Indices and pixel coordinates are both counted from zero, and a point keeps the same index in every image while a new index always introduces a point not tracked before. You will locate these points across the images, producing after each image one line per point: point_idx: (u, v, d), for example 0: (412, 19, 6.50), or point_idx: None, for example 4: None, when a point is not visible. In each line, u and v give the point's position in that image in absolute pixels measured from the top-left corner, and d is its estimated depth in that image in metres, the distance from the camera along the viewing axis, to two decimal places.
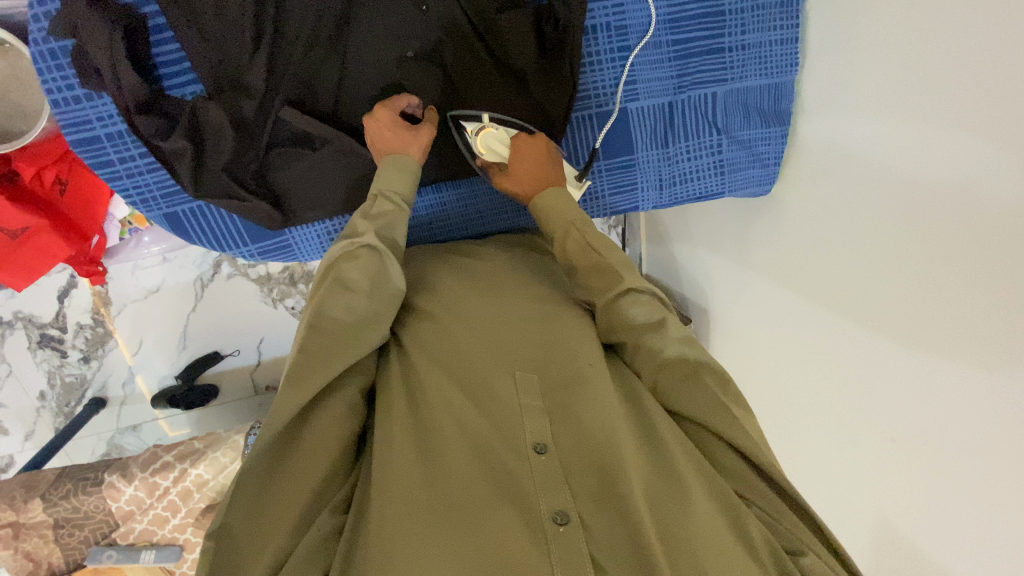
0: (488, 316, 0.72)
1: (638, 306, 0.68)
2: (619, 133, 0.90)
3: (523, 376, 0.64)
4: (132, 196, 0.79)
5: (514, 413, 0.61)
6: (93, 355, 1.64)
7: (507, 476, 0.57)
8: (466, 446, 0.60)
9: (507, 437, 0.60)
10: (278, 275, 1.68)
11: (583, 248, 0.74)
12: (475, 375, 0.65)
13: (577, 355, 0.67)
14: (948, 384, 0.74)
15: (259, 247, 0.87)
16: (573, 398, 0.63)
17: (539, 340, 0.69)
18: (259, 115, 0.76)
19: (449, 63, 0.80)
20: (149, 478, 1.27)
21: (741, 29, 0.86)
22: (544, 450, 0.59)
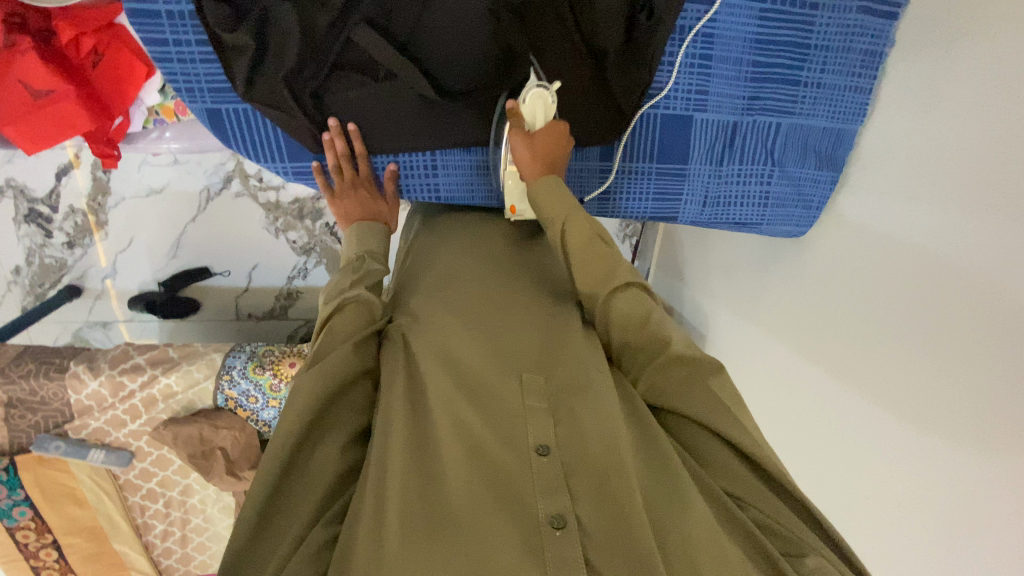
0: (505, 326, 0.77)
1: (632, 299, 0.72)
2: (678, 140, 0.88)
3: (530, 377, 0.70)
4: (177, 82, 0.75)
5: (519, 417, 0.66)
6: (78, 242, 1.58)
7: (506, 475, 0.61)
8: (465, 442, 0.63)
9: (511, 439, 0.64)
10: (287, 205, 1.63)
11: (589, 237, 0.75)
12: (480, 378, 0.69)
13: (587, 363, 0.72)
14: (928, 454, 0.77)
15: (293, 165, 0.84)
16: (581, 403, 0.68)
17: (551, 347, 0.74)
18: (332, 32, 0.74)
19: (533, 25, 0.77)
20: (117, 377, 1.23)
21: (820, 67, 0.86)
22: (546, 452, 0.63)
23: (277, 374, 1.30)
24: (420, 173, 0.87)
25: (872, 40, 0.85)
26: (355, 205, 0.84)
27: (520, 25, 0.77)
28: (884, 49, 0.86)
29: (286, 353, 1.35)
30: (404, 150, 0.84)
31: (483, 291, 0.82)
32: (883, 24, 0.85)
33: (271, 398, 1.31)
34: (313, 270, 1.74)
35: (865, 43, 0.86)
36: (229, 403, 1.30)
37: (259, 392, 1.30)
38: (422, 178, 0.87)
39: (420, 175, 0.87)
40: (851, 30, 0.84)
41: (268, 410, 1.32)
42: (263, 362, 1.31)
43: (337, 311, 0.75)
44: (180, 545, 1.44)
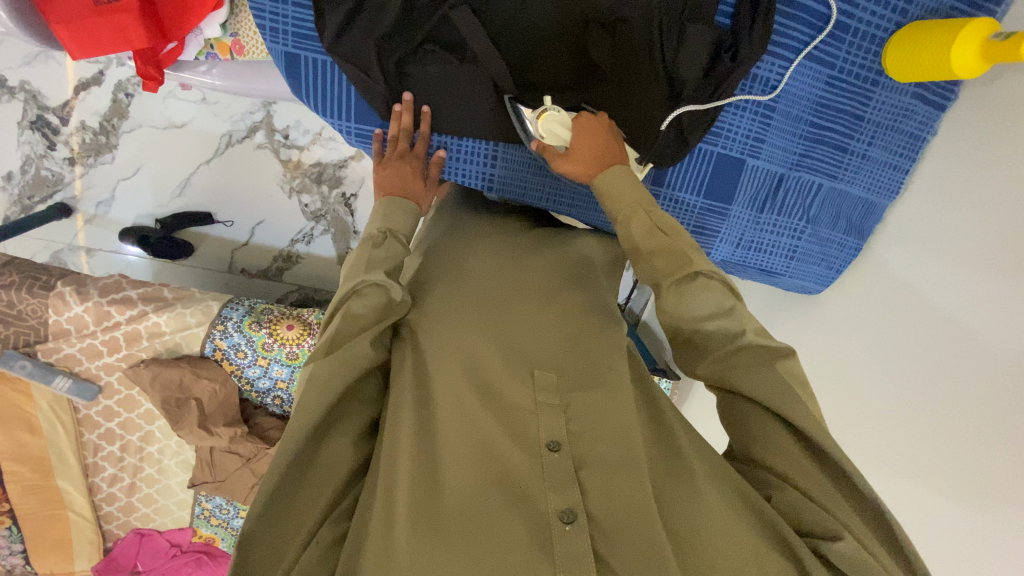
0: (521, 310, 0.75)
1: (703, 292, 0.66)
2: (727, 181, 0.91)
3: (541, 373, 0.68)
4: (264, 19, 0.75)
5: (530, 413, 0.65)
6: (81, 160, 1.51)
7: (516, 470, 0.61)
8: (476, 439, 0.63)
9: (521, 435, 0.64)
10: (308, 167, 1.60)
11: (651, 229, 0.72)
12: (498, 372, 0.68)
13: (598, 360, 0.71)
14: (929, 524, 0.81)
15: (357, 127, 0.83)
16: (594, 399, 0.67)
17: (568, 342, 0.73)
18: (429, 6, 0.76)
19: (623, 40, 0.79)
20: (104, 305, 1.17)
21: (868, 140, 0.91)
22: (557, 448, 0.63)
23: (272, 333, 1.24)
24: (479, 161, 0.87)
25: (919, 125, 0.90)
26: (394, 176, 0.78)
27: (609, 38, 0.79)
28: (927, 136, 0.92)
29: (286, 314, 1.26)
30: (467, 135, 0.84)
31: (504, 273, 0.80)
32: (931, 113, 0.90)
33: (260, 357, 1.25)
34: (318, 237, 1.68)
35: (912, 126, 0.91)
36: (216, 353, 1.24)
37: (249, 348, 1.24)
38: (480, 167, 0.87)
39: (478, 163, 0.87)
40: (904, 111, 0.89)
41: (254, 368, 1.26)
42: (260, 319, 1.24)
43: (353, 294, 0.67)
44: (125, 494, 1.35)
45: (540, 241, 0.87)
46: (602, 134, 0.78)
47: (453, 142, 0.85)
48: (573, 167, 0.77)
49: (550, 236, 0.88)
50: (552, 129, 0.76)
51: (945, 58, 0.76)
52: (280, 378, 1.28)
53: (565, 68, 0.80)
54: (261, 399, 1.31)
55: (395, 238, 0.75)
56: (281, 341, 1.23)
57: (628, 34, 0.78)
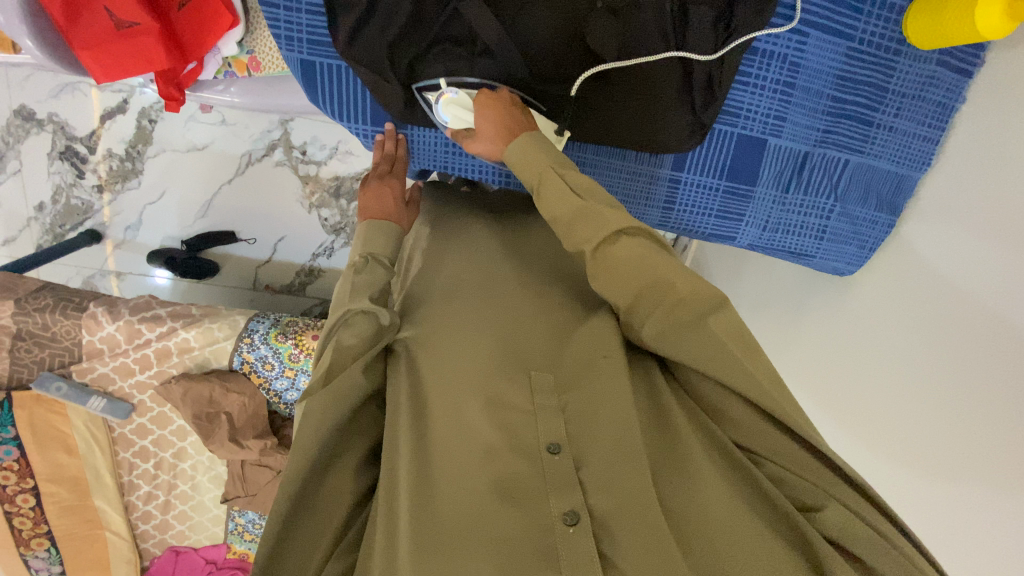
0: (521, 315, 0.75)
1: (630, 254, 0.65)
2: (749, 162, 0.89)
3: (538, 377, 0.68)
4: (279, 28, 0.75)
5: (528, 416, 0.65)
6: (109, 186, 1.56)
7: (517, 475, 0.61)
8: (478, 446, 0.62)
9: (518, 439, 0.63)
10: (326, 181, 1.62)
11: (567, 194, 0.69)
12: (492, 378, 0.68)
13: (593, 352, 0.69)
14: (979, 507, 0.76)
15: (374, 130, 0.84)
16: (590, 395, 0.66)
17: (564, 346, 0.72)
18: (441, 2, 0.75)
19: (632, 24, 0.78)
20: (135, 323, 1.19)
21: (894, 111, 0.88)
22: (557, 450, 0.62)
23: (298, 344, 1.23)
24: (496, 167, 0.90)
25: (945, 93, 0.87)
26: (374, 198, 0.81)
27: (616, 22, 0.77)
28: (956, 103, 0.89)
29: (312, 325, 1.27)
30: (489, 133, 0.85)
31: (495, 283, 0.81)
32: (957, 80, 0.87)
33: (287, 368, 1.25)
34: (339, 250, 1.70)
35: (939, 95, 0.88)
36: (244, 366, 1.25)
37: (276, 360, 1.24)
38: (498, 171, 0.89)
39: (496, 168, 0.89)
40: (928, 80, 0.86)
41: (282, 379, 1.26)
42: (286, 331, 1.24)
43: (341, 324, 0.69)
44: (161, 511, 1.37)
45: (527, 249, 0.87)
46: (501, 106, 0.77)
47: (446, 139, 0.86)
48: (486, 150, 0.78)
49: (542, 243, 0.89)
50: (453, 116, 0.78)
51: (971, 16, 0.73)
52: None
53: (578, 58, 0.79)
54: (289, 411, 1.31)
55: (378, 261, 0.76)
56: (307, 351, 1.24)
57: (642, 18, 0.77)
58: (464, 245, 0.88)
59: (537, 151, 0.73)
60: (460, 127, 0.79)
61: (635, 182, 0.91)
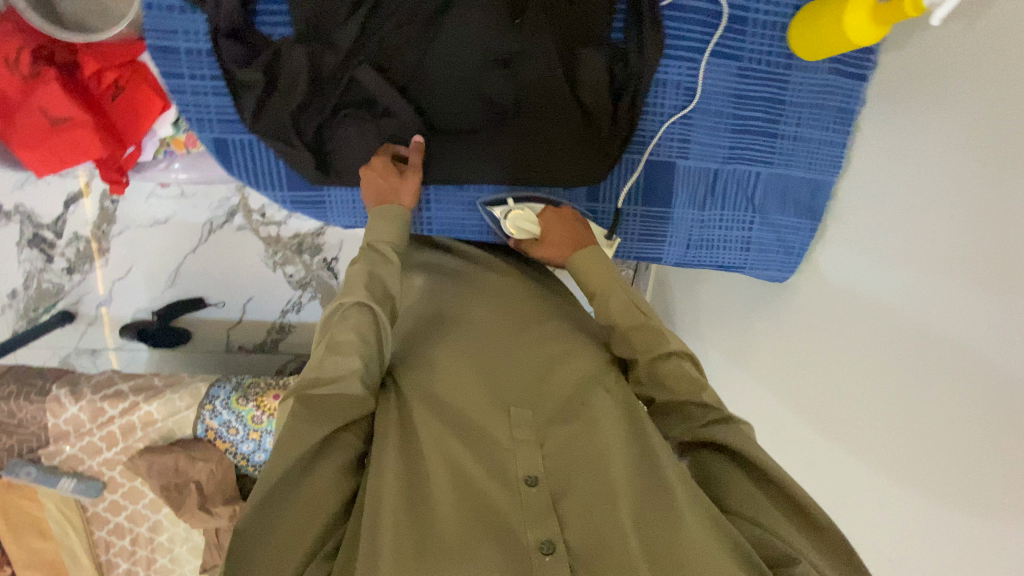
0: (512, 350, 0.77)
1: (676, 368, 0.71)
2: (661, 185, 0.92)
3: (518, 411, 0.68)
4: (189, 112, 0.80)
5: (506, 450, 0.65)
6: (78, 267, 1.60)
7: (495, 508, 0.60)
8: (456, 479, 0.62)
9: (499, 471, 0.63)
10: (288, 240, 1.66)
11: (628, 305, 0.76)
12: (479, 412, 0.68)
13: (577, 391, 0.72)
14: (938, 511, 0.72)
15: (292, 195, 0.87)
16: (571, 428, 0.67)
17: (550, 377, 0.73)
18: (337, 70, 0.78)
19: (522, 70, 0.81)
20: (98, 401, 1.21)
21: (796, 122, 0.90)
22: (534, 482, 0.62)
23: (260, 405, 1.26)
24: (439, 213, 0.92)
25: (843, 98, 0.90)
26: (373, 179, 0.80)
27: (508, 73, 0.81)
28: (856, 107, 0.91)
29: (272, 384, 1.29)
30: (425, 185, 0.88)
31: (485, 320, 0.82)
32: (853, 85, 0.89)
33: (252, 431, 1.26)
34: (307, 304, 1.73)
35: (838, 100, 0.90)
36: (208, 434, 1.26)
37: (240, 424, 1.25)
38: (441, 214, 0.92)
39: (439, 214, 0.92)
40: (824, 89, 0.89)
41: (248, 443, 1.27)
42: (247, 394, 1.27)
43: (337, 317, 0.69)
44: None
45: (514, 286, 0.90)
46: (566, 221, 0.84)
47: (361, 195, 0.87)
48: (547, 254, 0.85)
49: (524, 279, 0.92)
50: (519, 224, 0.84)
51: (840, 28, 0.75)
52: None
53: (478, 109, 0.83)
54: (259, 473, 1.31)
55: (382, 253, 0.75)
56: (268, 412, 1.25)
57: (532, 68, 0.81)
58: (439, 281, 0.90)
59: (602, 259, 0.80)
60: (523, 235, 0.85)
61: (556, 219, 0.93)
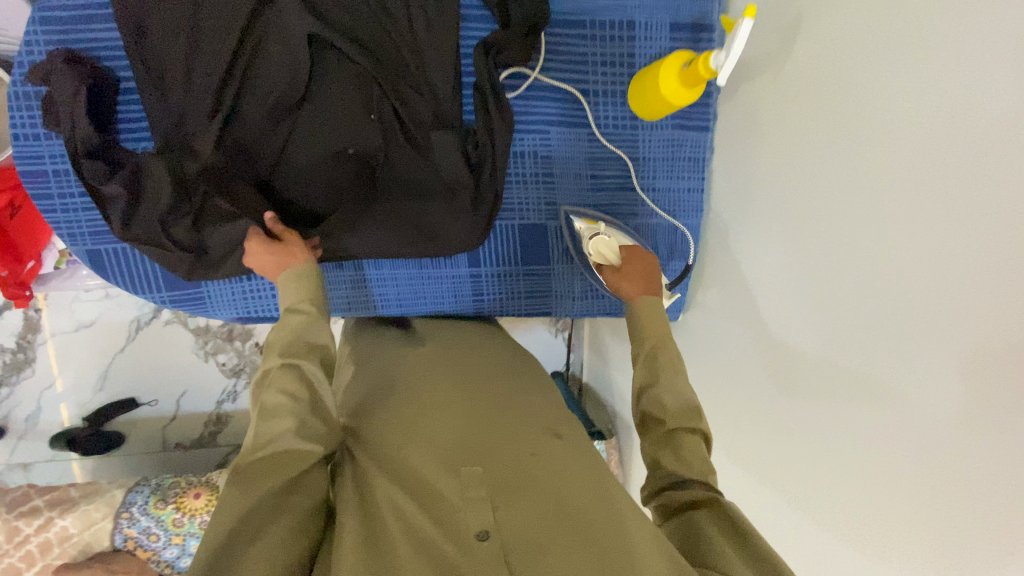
0: (463, 410, 0.75)
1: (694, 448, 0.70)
2: (536, 245, 0.96)
3: (468, 469, 0.65)
4: (61, 228, 0.83)
5: (457, 508, 0.61)
6: (5, 380, 1.58)
7: (446, 567, 0.56)
8: (405, 541, 0.59)
9: (450, 529, 0.59)
10: (218, 329, 1.65)
11: (673, 363, 0.77)
12: (430, 472, 0.65)
13: (532, 444, 0.70)
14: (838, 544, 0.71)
15: (172, 294, 0.88)
16: (526, 481, 0.64)
17: (503, 434, 0.71)
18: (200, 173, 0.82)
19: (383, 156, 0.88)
20: (11, 521, 1.19)
21: (653, 174, 0.97)
22: (486, 536, 0.58)
23: (180, 507, 1.22)
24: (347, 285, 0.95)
25: (692, 148, 0.96)
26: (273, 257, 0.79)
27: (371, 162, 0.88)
28: (706, 154, 0.97)
29: (193, 482, 1.25)
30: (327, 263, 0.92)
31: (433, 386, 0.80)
32: (700, 136, 0.96)
33: (173, 535, 1.21)
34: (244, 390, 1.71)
35: (688, 150, 0.97)
36: (127, 543, 1.21)
37: (160, 528, 1.21)
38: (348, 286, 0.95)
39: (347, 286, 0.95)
40: (673, 142, 0.96)
41: (170, 548, 1.22)
42: (166, 496, 1.23)
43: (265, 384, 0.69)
44: None
45: (474, 353, 0.90)
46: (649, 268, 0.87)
47: (241, 287, 0.90)
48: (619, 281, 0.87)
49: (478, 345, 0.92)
50: (605, 251, 0.88)
51: (661, 93, 0.83)
52: None
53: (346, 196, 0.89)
54: None
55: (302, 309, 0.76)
56: (189, 513, 1.21)
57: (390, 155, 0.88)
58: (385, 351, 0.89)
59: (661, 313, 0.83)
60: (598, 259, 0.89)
61: (443, 285, 0.97)
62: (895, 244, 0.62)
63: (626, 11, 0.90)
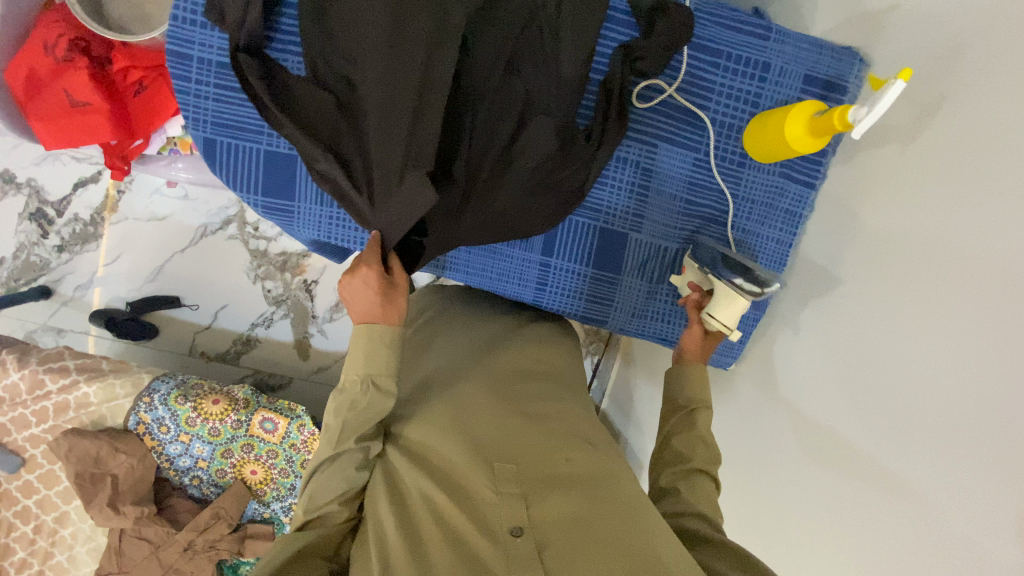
0: (498, 414, 0.86)
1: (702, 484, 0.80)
2: (613, 252, 0.96)
3: (501, 467, 0.76)
4: (188, 111, 0.88)
5: (492, 503, 0.72)
6: (69, 247, 1.66)
7: (478, 554, 0.67)
8: (444, 526, 0.71)
9: (482, 522, 0.70)
10: (274, 256, 1.71)
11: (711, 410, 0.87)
12: (463, 466, 0.77)
13: (555, 458, 0.80)
14: None
15: (264, 200, 0.92)
16: (551, 491, 0.74)
17: (528, 444, 0.82)
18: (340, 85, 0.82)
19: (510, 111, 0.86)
20: (39, 373, 1.21)
21: (746, 216, 0.97)
22: (518, 532, 0.69)
23: (197, 408, 1.24)
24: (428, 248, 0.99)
25: (793, 201, 0.96)
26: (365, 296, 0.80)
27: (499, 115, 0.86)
28: (804, 212, 0.96)
29: (216, 388, 1.27)
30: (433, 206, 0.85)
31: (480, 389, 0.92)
32: (803, 191, 0.96)
33: (182, 433, 1.25)
34: (278, 321, 1.75)
35: (788, 202, 0.96)
36: (139, 427, 1.24)
37: (173, 423, 1.24)
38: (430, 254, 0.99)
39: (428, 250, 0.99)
40: (775, 190, 0.95)
41: (176, 444, 1.26)
42: (187, 393, 1.25)
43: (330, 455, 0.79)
44: None
45: (525, 367, 1.00)
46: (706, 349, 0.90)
47: (328, 212, 0.92)
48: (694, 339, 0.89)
49: (527, 360, 1.02)
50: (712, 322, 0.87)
51: (784, 141, 0.83)
52: (200, 457, 1.27)
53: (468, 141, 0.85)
54: (180, 479, 1.29)
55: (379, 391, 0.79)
56: (204, 417, 1.24)
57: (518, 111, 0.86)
58: (452, 360, 1.00)
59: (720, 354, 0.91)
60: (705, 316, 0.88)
61: (513, 266, 0.98)
62: (979, 345, 0.64)
63: (764, 52, 0.91)
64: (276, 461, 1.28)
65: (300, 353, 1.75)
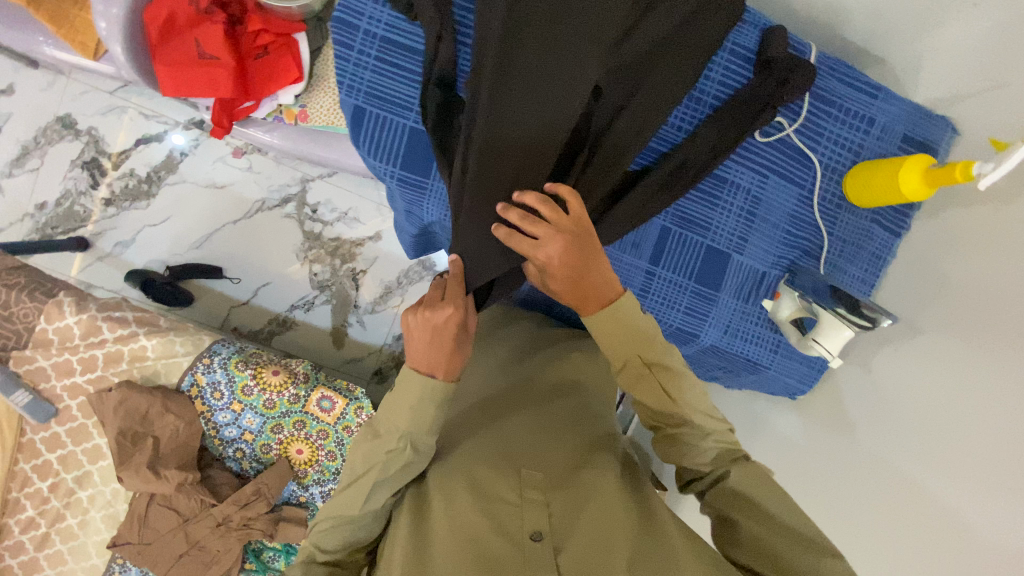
0: (533, 421, 0.84)
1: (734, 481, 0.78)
2: (716, 270, 1.02)
3: (525, 473, 0.73)
4: (343, 77, 0.91)
5: (514, 508, 0.69)
6: (116, 202, 1.61)
7: (496, 556, 0.64)
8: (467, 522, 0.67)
9: (500, 525, 0.67)
10: (328, 241, 1.70)
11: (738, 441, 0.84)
12: (492, 465, 0.75)
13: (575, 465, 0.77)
14: None
15: (401, 173, 0.94)
16: (565, 495, 0.71)
17: (551, 449, 0.79)
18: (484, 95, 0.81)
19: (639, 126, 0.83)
20: (97, 319, 1.16)
21: (838, 253, 1.04)
22: (539, 537, 0.66)
23: (256, 376, 1.20)
24: None
25: (880, 245, 1.04)
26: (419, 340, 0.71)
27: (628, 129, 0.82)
28: (887, 257, 1.05)
29: (274, 359, 1.23)
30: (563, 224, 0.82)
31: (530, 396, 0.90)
32: (889, 238, 1.04)
33: (235, 401, 1.21)
34: (318, 307, 1.72)
35: (876, 245, 1.04)
36: (191, 389, 1.20)
37: (227, 389, 1.20)
38: None
39: None
40: (867, 231, 1.03)
41: (225, 412, 1.21)
42: (248, 360, 1.21)
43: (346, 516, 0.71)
44: (34, 546, 1.21)
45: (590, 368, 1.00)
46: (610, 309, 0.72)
47: None
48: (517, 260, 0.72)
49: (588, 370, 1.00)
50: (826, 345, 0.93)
51: (895, 183, 0.91)
52: (247, 429, 1.23)
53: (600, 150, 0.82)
54: (221, 450, 1.25)
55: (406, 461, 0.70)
56: (262, 387, 1.19)
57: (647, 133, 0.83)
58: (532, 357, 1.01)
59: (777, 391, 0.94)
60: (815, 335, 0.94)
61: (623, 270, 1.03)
62: None
63: (870, 107, 1.01)
64: (324, 442, 1.23)
65: (336, 343, 1.72)
